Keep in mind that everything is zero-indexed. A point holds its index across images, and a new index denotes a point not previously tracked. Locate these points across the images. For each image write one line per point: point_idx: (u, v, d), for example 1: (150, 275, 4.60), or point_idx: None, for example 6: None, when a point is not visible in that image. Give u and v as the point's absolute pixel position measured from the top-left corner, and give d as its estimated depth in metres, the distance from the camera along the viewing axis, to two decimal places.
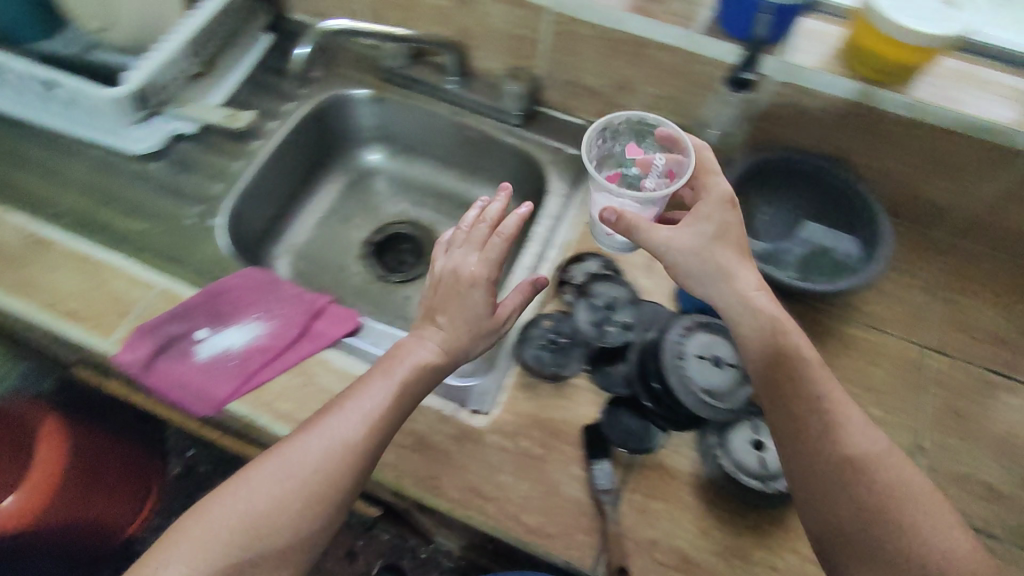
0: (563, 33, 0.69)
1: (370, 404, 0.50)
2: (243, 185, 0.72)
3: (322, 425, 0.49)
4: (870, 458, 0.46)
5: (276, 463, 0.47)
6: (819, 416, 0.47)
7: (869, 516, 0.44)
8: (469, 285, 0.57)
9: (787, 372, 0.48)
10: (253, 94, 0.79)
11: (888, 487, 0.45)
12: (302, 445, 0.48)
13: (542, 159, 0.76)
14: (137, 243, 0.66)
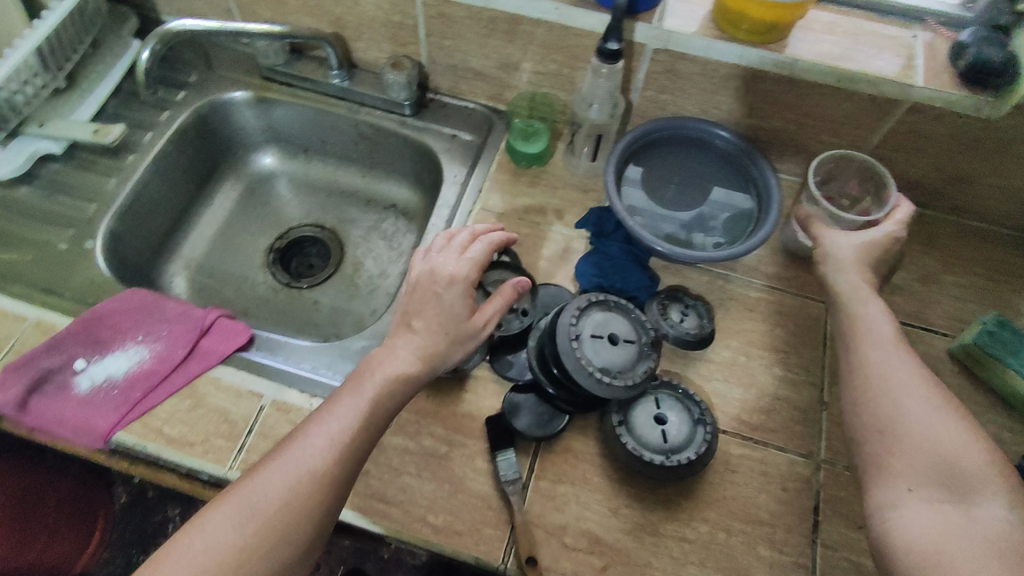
0: (438, 16, 0.67)
1: (343, 425, 0.46)
2: (119, 203, 0.68)
3: (287, 453, 0.46)
4: (881, 365, 0.48)
5: (225, 513, 0.44)
6: (852, 321, 0.51)
7: (875, 407, 0.46)
8: (447, 285, 0.51)
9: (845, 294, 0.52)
10: (128, 105, 0.74)
11: (891, 399, 0.46)
12: (255, 488, 0.44)
13: (437, 147, 0.74)
14: (4, 275, 0.62)
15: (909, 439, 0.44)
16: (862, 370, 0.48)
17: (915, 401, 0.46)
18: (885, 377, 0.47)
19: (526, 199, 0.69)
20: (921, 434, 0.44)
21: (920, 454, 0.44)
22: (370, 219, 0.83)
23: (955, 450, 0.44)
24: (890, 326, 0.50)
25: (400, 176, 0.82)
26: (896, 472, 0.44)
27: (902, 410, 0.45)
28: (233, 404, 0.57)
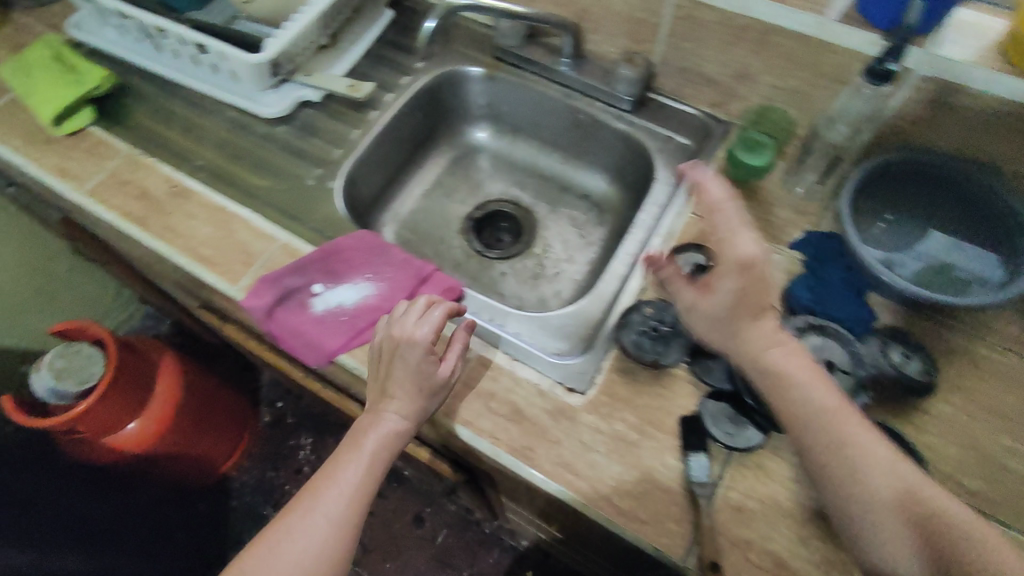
0: (686, 18, 0.67)
1: (349, 479, 0.54)
2: (360, 151, 0.75)
3: (319, 495, 0.54)
4: (833, 409, 0.48)
5: (285, 549, 0.52)
6: (761, 367, 0.50)
7: (792, 432, 0.49)
8: (408, 345, 0.56)
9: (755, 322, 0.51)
10: (374, 67, 0.82)
11: (853, 435, 0.47)
12: (297, 538, 0.52)
13: (651, 146, 0.75)
14: (263, 199, 0.71)
15: (864, 464, 0.46)
16: (830, 412, 0.48)
17: (828, 444, 0.47)
18: (850, 441, 0.46)
19: (739, 210, 0.68)
20: (879, 472, 0.45)
21: (907, 504, 0.44)
22: (563, 205, 0.86)
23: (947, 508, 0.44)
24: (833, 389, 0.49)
25: (600, 167, 0.84)
26: (843, 498, 0.46)
27: (846, 448, 0.46)
28: (443, 352, 0.61)
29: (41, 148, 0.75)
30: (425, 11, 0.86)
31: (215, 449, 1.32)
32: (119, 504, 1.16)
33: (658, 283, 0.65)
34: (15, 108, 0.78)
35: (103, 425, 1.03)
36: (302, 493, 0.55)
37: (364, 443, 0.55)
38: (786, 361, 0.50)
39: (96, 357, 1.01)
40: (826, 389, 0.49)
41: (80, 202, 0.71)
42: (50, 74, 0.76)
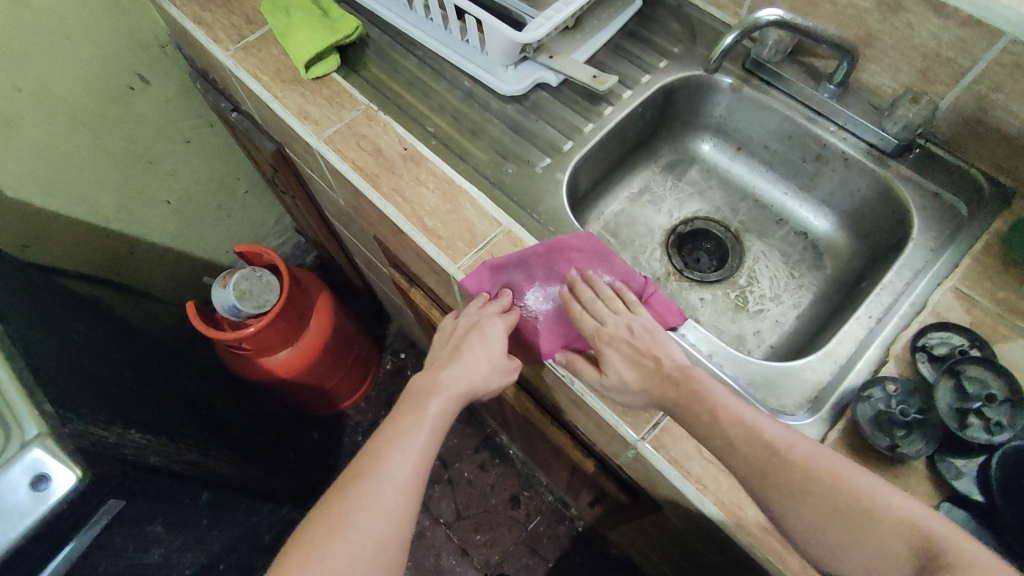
0: (1013, 65, 0.58)
1: (427, 446, 0.54)
2: (590, 148, 0.73)
3: (390, 449, 0.53)
4: (800, 456, 0.45)
5: (354, 528, 0.48)
6: (734, 426, 0.48)
7: (772, 501, 0.45)
8: (490, 321, 0.61)
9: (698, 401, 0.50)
10: (613, 58, 0.79)
11: (812, 473, 0.44)
12: (372, 510, 0.49)
13: (911, 199, 0.67)
14: (489, 179, 0.70)
15: (864, 521, 0.41)
16: (757, 456, 0.46)
17: (789, 492, 0.43)
18: (807, 474, 0.44)
19: (1012, 294, 0.60)
20: (881, 517, 0.41)
21: (887, 542, 0.40)
22: (776, 238, 0.80)
23: (904, 519, 0.40)
24: (816, 445, 0.46)
25: (831, 206, 0.77)
26: (845, 554, 0.41)
27: (853, 501, 0.42)
28: None
29: (287, 87, 0.78)
30: (673, 6, 0.82)
31: (344, 386, 1.38)
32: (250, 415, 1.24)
33: (905, 358, 0.58)
34: (268, 44, 0.81)
35: (262, 348, 1.10)
36: (362, 468, 0.51)
37: (423, 411, 0.56)
38: (760, 420, 0.48)
39: (273, 284, 1.06)
40: (809, 443, 0.46)
41: (318, 148, 0.74)
42: (307, 17, 0.78)
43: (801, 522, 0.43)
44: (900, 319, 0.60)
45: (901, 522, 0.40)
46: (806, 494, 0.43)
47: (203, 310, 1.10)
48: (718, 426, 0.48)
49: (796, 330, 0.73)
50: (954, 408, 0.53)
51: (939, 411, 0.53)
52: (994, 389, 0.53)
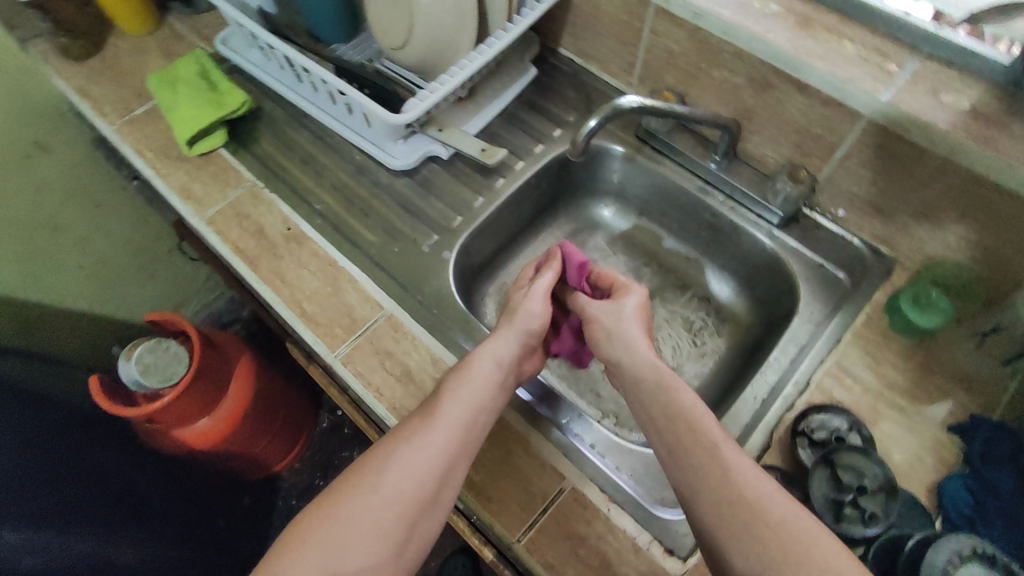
0: (874, 145, 0.59)
1: (458, 417, 0.52)
2: (481, 222, 0.72)
3: (436, 415, 0.52)
4: (743, 479, 0.45)
5: (369, 491, 0.48)
6: (700, 442, 0.47)
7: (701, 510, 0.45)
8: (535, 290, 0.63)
9: (680, 419, 0.49)
10: (507, 128, 0.78)
11: (759, 503, 0.44)
12: (386, 474, 0.49)
13: (799, 272, 0.67)
14: (375, 260, 0.68)
15: (791, 564, 0.41)
16: (713, 468, 0.46)
17: (724, 504, 0.44)
18: (745, 496, 0.44)
19: (892, 369, 0.60)
20: (809, 556, 0.41)
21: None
22: (679, 304, 0.79)
23: (836, 572, 0.40)
24: (768, 478, 0.46)
25: (730, 273, 0.77)
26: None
27: (785, 537, 0.42)
28: (536, 474, 0.56)
29: (171, 165, 0.75)
30: (569, 72, 0.82)
31: (272, 450, 1.33)
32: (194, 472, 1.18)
33: (786, 441, 0.57)
34: (155, 119, 0.79)
35: (174, 420, 1.04)
36: (385, 440, 0.52)
37: (454, 382, 0.54)
38: (718, 436, 0.48)
39: (181, 355, 1.03)
40: (757, 471, 0.46)
41: (200, 229, 0.71)
42: (192, 92, 0.77)
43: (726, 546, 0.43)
44: (782, 402, 0.59)
45: (826, 572, 0.40)
46: (747, 527, 0.43)
47: (111, 381, 1.03)
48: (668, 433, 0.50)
49: None
50: (830, 499, 0.51)
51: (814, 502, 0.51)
52: (867, 480, 0.51)
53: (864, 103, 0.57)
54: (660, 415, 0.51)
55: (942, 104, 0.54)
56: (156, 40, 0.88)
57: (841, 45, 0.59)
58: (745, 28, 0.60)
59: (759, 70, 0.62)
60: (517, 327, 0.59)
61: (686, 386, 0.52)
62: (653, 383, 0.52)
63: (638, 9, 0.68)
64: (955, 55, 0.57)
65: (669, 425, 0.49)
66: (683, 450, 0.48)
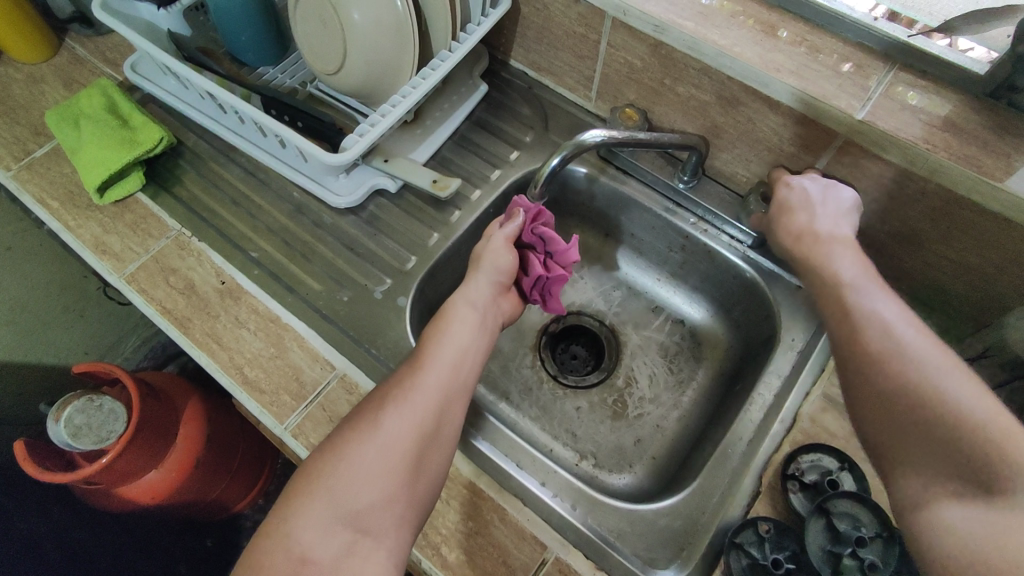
0: (850, 164, 0.56)
1: (450, 356, 0.52)
2: (437, 261, 0.66)
3: (428, 360, 0.52)
4: (894, 344, 0.44)
5: (371, 430, 0.47)
6: (851, 318, 0.47)
7: (849, 378, 0.46)
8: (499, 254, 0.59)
9: (839, 293, 0.49)
10: (459, 153, 0.73)
11: (901, 371, 0.42)
12: (386, 413, 0.48)
13: (774, 295, 0.64)
14: (322, 312, 0.62)
15: (929, 417, 0.40)
16: (853, 343, 0.46)
17: (871, 363, 0.44)
18: (942, 405, 0.40)
19: None
20: (943, 412, 0.39)
21: (938, 445, 0.39)
22: (652, 328, 0.75)
23: (969, 418, 0.38)
24: (934, 344, 0.43)
25: (703, 293, 0.73)
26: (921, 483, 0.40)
27: (926, 396, 0.40)
28: (515, 545, 0.51)
29: (80, 215, 0.67)
30: (522, 86, 0.76)
31: (234, 493, 1.24)
32: (145, 517, 1.10)
33: (776, 487, 0.53)
34: (59, 161, 0.70)
35: (117, 479, 0.94)
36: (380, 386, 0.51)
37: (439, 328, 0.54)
38: (912, 340, 0.44)
39: (117, 411, 0.94)
40: (925, 339, 0.43)
41: (120, 289, 0.63)
42: (99, 130, 0.68)
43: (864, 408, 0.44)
44: (769, 442, 0.56)
45: (963, 421, 0.39)
46: (886, 402, 0.42)
47: (44, 444, 0.95)
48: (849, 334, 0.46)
49: (676, 437, 0.68)
50: (827, 551, 0.48)
51: (811, 556, 0.48)
52: (864, 528, 0.48)
53: (838, 122, 0.53)
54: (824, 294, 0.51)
55: (921, 121, 0.51)
56: (55, 68, 0.77)
57: (812, 57, 0.55)
58: (710, 43, 0.56)
59: (726, 87, 0.59)
60: (488, 271, 0.59)
61: (869, 291, 0.48)
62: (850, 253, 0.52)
63: (592, 20, 0.63)
64: (926, 65, 0.54)
65: (856, 354, 0.45)
66: (842, 328, 0.47)
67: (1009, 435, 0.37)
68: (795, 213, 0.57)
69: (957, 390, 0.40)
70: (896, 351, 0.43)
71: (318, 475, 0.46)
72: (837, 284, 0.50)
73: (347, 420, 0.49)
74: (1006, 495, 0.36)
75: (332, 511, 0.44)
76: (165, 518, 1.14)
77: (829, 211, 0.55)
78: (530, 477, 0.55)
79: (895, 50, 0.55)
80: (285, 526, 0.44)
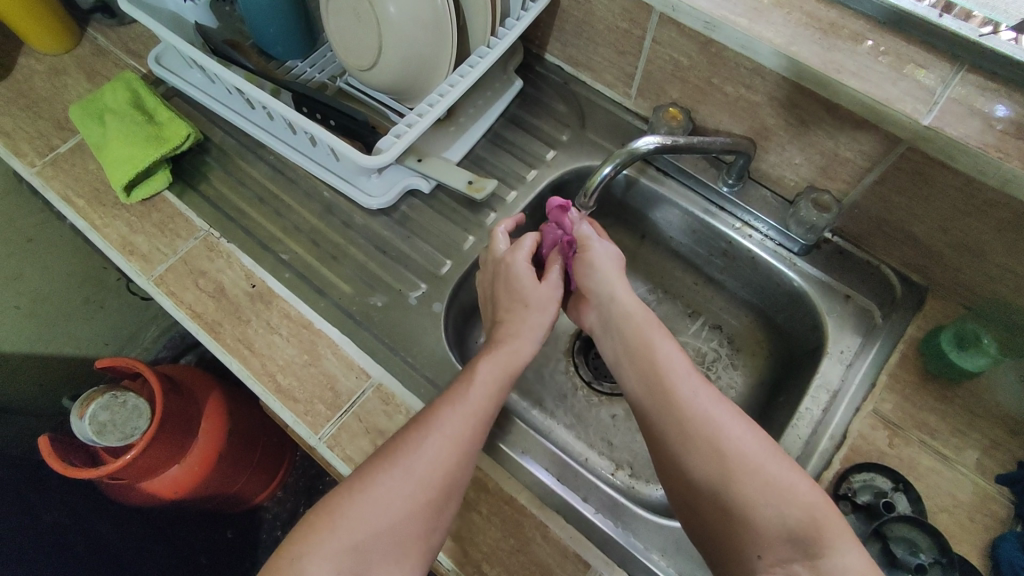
0: (912, 172, 0.53)
1: (486, 402, 0.51)
2: (471, 265, 0.64)
3: (457, 402, 0.50)
4: (731, 433, 0.47)
5: (396, 468, 0.47)
6: (697, 416, 0.48)
7: (698, 478, 0.46)
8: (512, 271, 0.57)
9: (674, 388, 0.50)
10: (493, 152, 0.70)
11: (725, 446, 0.46)
12: (416, 456, 0.47)
13: (822, 304, 0.62)
14: (355, 317, 0.60)
15: (759, 488, 0.44)
16: (706, 431, 0.47)
17: (715, 463, 0.46)
18: (773, 485, 0.44)
19: (932, 416, 0.55)
20: (776, 496, 0.44)
21: (778, 523, 0.43)
22: (688, 334, 0.73)
23: (785, 487, 0.44)
24: (759, 438, 0.47)
25: (742, 298, 0.71)
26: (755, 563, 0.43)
27: (749, 469, 0.45)
28: (558, 563, 0.50)
29: (106, 214, 0.65)
30: (558, 81, 0.73)
31: (254, 486, 1.24)
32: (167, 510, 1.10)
33: None
34: (84, 157, 0.68)
35: (141, 475, 0.94)
36: (413, 419, 0.50)
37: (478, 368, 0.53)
38: (729, 419, 0.48)
39: (141, 408, 0.93)
40: (754, 436, 0.47)
41: (149, 292, 0.62)
42: (124, 126, 0.66)
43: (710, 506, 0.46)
44: (818, 460, 0.54)
45: (782, 491, 0.44)
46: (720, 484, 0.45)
47: (67, 439, 0.95)
48: (679, 417, 0.48)
49: None
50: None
51: None
52: (922, 554, 0.46)
53: (902, 128, 0.50)
54: (645, 392, 0.51)
55: (992, 128, 0.48)
56: (78, 59, 0.75)
57: (874, 57, 0.52)
58: (766, 41, 0.53)
59: (780, 87, 0.56)
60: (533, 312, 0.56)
61: (688, 376, 0.51)
62: (632, 328, 0.55)
63: (638, 15, 0.60)
64: (999, 66, 0.51)
65: (687, 439, 0.47)
66: (665, 419, 0.49)
67: (802, 496, 0.44)
68: (584, 275, 0.59)
69: (768, 462, 0.45)
70: (719, 431, 0.47)
71: (341, 508, 0.46)
72: (658, 370, 0.51)
73: (375, 455, 0.49)
74: (824, 557, 0.41)
75: (348, 546, 0.45)
76: (186, 511, 1.13)
77: (604, 268, 0.58)
78: (573, 493, 0.53)
79: (963, 50, 0.52)
80: (301, 551, 0.44)
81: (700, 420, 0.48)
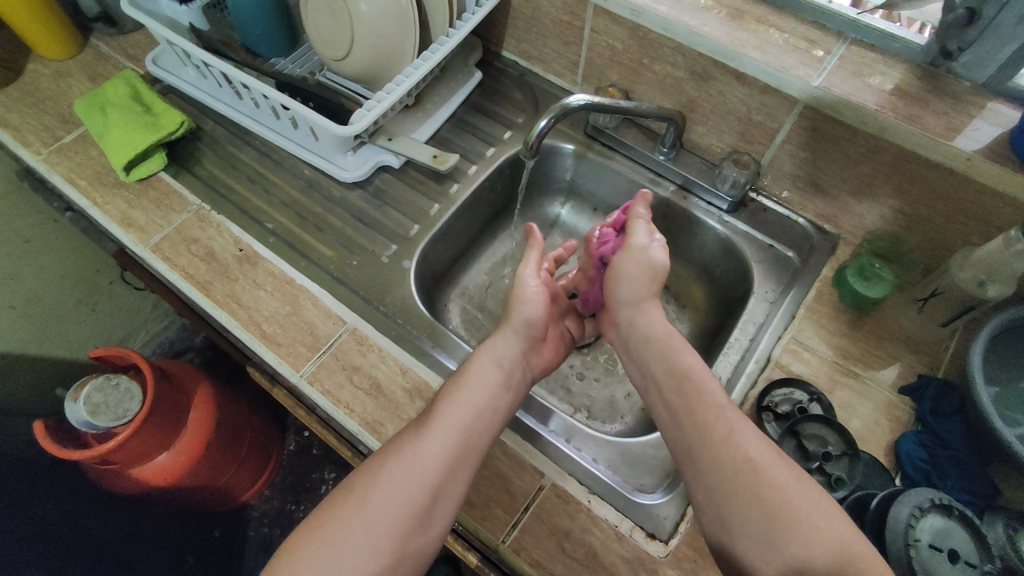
0: (811, 129, 0.62)
1: (455, 427, 0.53)
2: (436, 230, 0.72)
3: (424, 433, 0.52)
4: (770, 466, 0.46)
5: (359, 501, 0.49)
6: (738, 456, 0.47)
7: (742, 531, 0.45)
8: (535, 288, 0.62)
9: (721, 440, 0.48)
10: (457, 133, 0.79)
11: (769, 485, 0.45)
12: (378, 489, 0.50)
13: (749, 254, 0.70)
14: (334, 275, 0.68)
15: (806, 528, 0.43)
16: (760, 490, 0.45)
17: (764, 543, 0.44)
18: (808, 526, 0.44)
19: (844, 340, 0.63)
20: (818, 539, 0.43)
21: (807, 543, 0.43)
22: None
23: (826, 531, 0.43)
24: (792, 468, 0.47)
25: (686, 260, 0.79)
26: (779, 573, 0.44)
27: (791, 508, 0.44)
28: (516, 474, 0.56)
29: (106, 193, 0.72)
30: (515, 74, 0.83)
31: (241, 481, 1.28)
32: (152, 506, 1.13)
33: (754, 419, 0.59)
34: (87, 145, 0.76)
35: (132, 460, 0.97)
36: (380, 450, 0.52)
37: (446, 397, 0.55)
38: (769, 459, 0.47)
39: (132, 392, 0.97)
40: (788, 468, 0.46)
41: (145, 258, 0.68)
42: (124, 115, 0.73)
43: (754, 544, 0.44)
44: (745, 381, 0.61)
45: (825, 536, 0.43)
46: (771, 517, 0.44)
47: (62, 428, 0.98)
48: (731, 445, 0.47)
49: None
50: (798, 468, 0.54)
51: None
52: (830, 446, 0.54)
53: (798, 90, 0.59)
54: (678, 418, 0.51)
55: (869, 87, 0.57)
56: (81, 63, 0.84)
57: (772, 34, 0.62)
58: (682, 23, 0.62)
59: (698, 63, 0.65)
60: (517, 323, 0.61)
61: (745, 421, 0.49)
62: (663, 374, 0.54)
63: (577, 9, 0.69)
64: (877, 40, 0.60)
65: (732, 465, 0.47)
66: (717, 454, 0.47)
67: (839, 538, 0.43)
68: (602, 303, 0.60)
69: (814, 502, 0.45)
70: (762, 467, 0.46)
71: (303, 548, 0.48)
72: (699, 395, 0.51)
73: (340, 491, 0.51)
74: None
75: None
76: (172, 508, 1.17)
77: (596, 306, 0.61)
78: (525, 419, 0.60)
79: (847, 27, 0.62)
80: None
81: (740, 455, 0.47)
